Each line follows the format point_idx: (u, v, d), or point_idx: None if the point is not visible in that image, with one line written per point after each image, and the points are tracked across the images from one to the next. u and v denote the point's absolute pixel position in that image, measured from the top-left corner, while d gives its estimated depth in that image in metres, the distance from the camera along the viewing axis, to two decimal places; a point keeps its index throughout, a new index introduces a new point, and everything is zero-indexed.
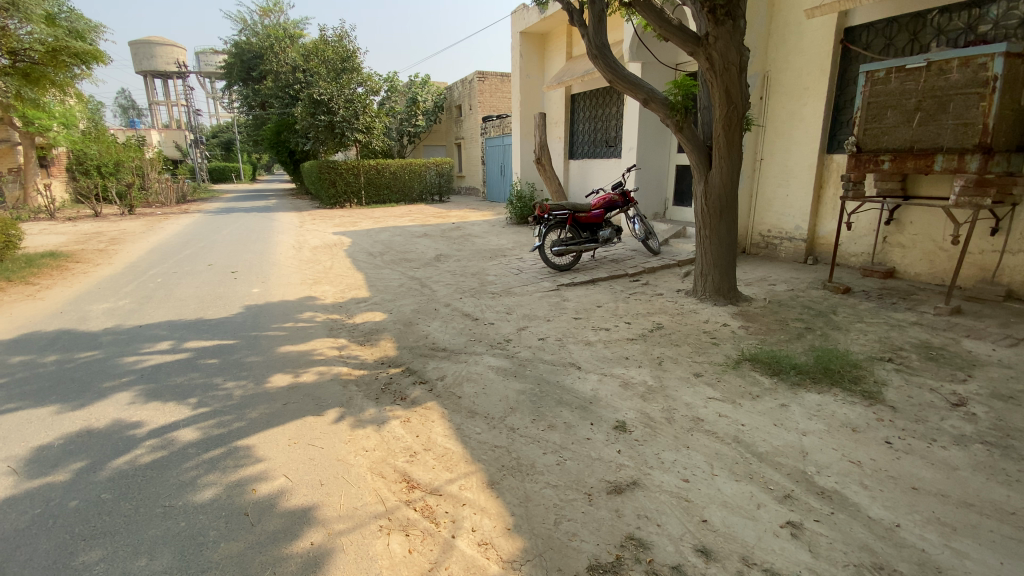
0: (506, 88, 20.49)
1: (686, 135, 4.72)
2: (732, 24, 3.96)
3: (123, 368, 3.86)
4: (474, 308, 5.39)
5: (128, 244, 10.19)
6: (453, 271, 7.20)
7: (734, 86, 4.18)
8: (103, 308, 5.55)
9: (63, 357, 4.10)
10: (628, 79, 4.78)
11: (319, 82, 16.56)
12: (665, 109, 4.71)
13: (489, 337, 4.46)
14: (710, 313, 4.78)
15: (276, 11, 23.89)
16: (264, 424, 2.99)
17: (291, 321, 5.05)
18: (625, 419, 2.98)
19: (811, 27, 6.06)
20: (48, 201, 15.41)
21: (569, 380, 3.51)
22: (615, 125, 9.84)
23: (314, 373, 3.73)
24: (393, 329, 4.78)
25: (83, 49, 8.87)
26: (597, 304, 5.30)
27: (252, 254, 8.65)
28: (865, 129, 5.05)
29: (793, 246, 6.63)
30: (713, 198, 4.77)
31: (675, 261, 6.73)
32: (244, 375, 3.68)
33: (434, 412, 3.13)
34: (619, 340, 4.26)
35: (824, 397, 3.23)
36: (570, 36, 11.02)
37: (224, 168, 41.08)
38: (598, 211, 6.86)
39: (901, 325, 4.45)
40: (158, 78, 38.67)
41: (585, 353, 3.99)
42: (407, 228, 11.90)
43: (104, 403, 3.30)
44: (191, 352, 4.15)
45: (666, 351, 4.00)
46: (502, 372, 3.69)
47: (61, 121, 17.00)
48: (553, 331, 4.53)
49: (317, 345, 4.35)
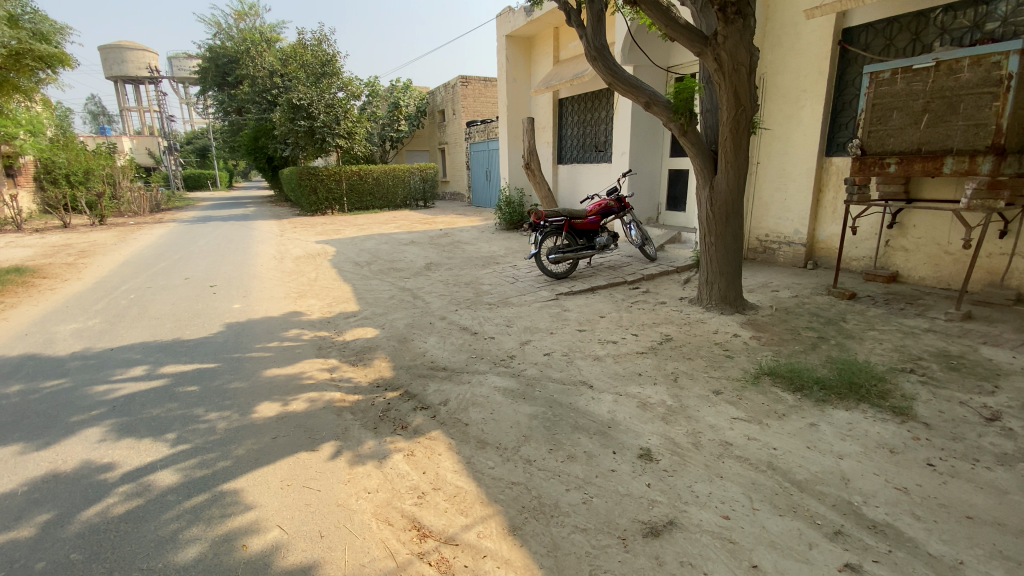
0: (490, 92, 20.28)
1: (690, 139, 4.52)
2: (743, 23, 3.79)
3: (94, 398, 3.51)
4: (471, 321, 5.13)
5: (98, 257, 9.67)
6: (445, 281, 6.93)
7: (744, 88, 4.01)
8: (71, 329, 5.14)
9: (25, 387, 3.72)
10: (628, 81, 4.58)
11: (298, 86, 16.15)
12: (668, 112, 4.50)
13: (491, 353, 4.21)
14: (719, 323, 4.60)
15: (251, 14, 23.34)
16: (253, 463, 2.69)
17: (276, 339, 4.72)
18: (649, 445, 2.76)
19: (808, 29, 5.99)
20: (14, 212, 14.72)
21: (582, 402, 3.27)
22: (605, 129, 9.68)
23: (305, 401, 3.42)
24: (388, 347, 4.49)
25: (49, 52, 8.30)
26: (599, 314, 5.07)
27: (232, 266, 8.26)
28: (871, 131, 5.05)
29: (792, 251, 6.51)
30: (719, 204, 4.58)
31: (673, 267, 6.56)
32: (228, 404, 3.36)
33: (440, 444, 2.86)
34: (628, 353, 4.03)
35: (854, 415, 3.08)
36: (557, 40, 10.84)
37: (199, 175, 40.14)
38: (594, 217, 6.66)
39: (915, 332, 4.33)
40: (130, 83, 37.67)
41: (595, 370, 3.76)
42: (393, 235, 11.57)
43: (72, 440, 2.95)
44: (168, 378, 3.80)
45: (680, 366, 3.77)
46: (509, 394, 3.43)
47: (27, 128, 16.30)
48: (558, 345, 4.29)
49: (306, 368, 4.04)
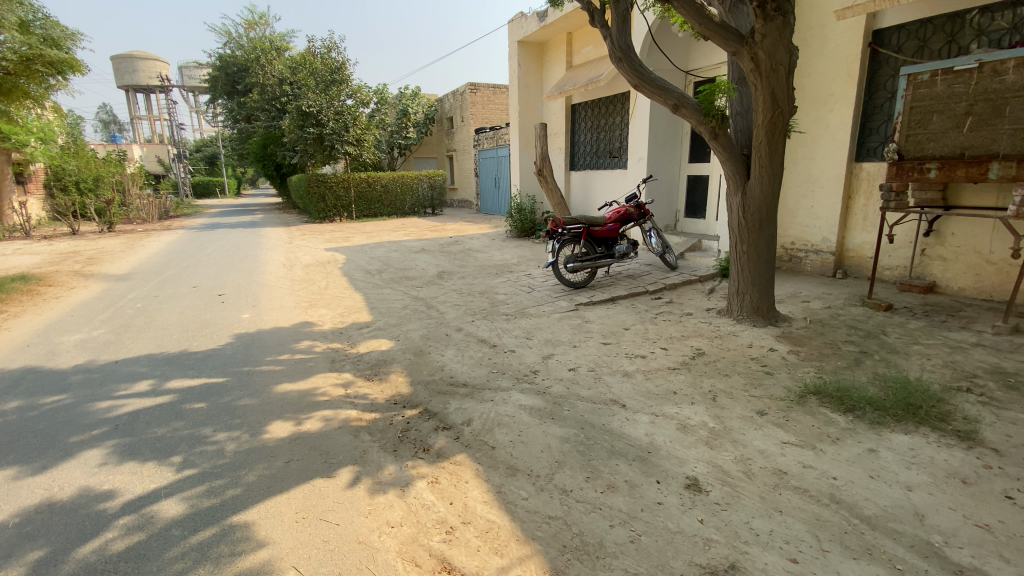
0: (499, 99, 20.18)
1: (721, 143, 4.30)
2: (783, 20, 3.58)
3: (96, 416, 3.31)
4: (489, 333, 4.90)
5: (105, 265, 9.57)
6: (458, 290, 6.72)
7: (782, 88, 3.79)
8: (75, 340, 4.97)
9: (24, 403, 3.53)
10: (656, 83, 4.38)
11: (307, 93, 16.09)
12: (698, 114, 4.27)
13: (513, 368, 3.97)
14: (752, 336, 4.35)
15: (261, 23, 23.43)
16: (264, 491, 2.47)
17: (287, 352, 4.51)
18: (697, 474, 2.53)
19: (837, 30, 5.78)
20: (23, 219, 14.71)
21: (617, 423, 3.03)
22: (619, 134, 9.47)
23: (319, 421, 3.20)
24: (404, 360, 4.28)
25: (59, 58, 8.19)
26: (623, 326, 4.83)
27: (241, 275, 8.09)
28: (908, 136, 4.81)
29: (820, 260, 6.26)
30: (752, 210, 4.34)
31: (696, 276, 6.31)
32: (237, 424, 3.15)
33: (467, 470, 2.63)
34: (659, 369, 3.78)
35: (914, 440, 2.84)
36: (570, 45, 10.68)
37: (208, 183, 40.36)
38: (613, 224, 6.43)
39: (963, 347, 4.07)
40: (140, 92, 38.09)
41: (626, 387, 3.51)
42: (403, 243, 11.39)
43: (71, 464, 2.75)
44: (175, 395, 3.60)
45: (718, 383, 3.52)
46: (536, 413, 3.19)
47: (38, 135, 16.37)
48: (583, 359, 4.05)
49: (319, 383, 3.83)
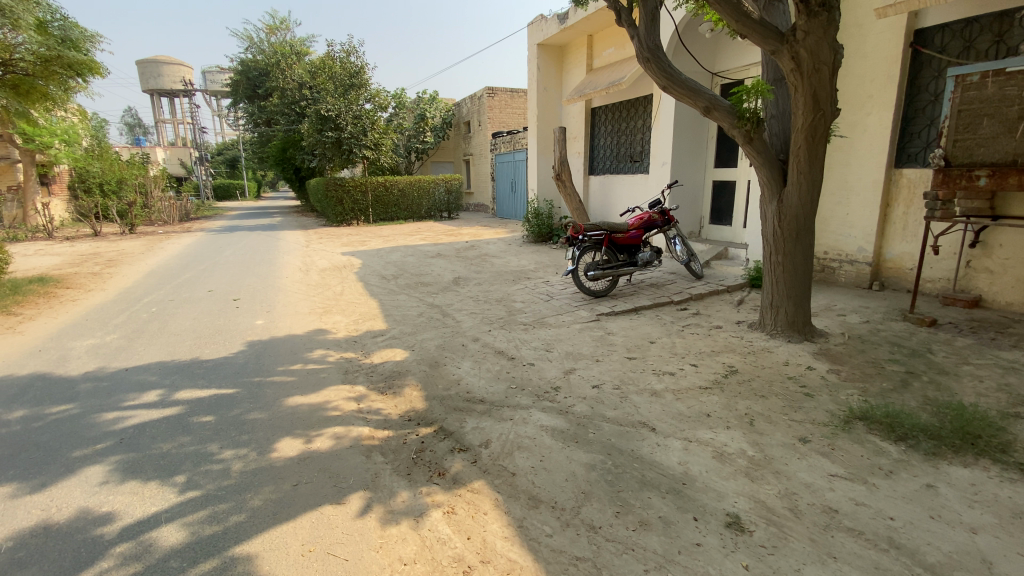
0: (517, 104, 20.06)
1: (756, 147, 4.06)
2: (828, 16, 3.34)
3: (101, 429, 3.19)
4: (507, 344, 4.71)
5: (124, 267, 9.59)
6: (475, 297, 6.55)
7: (825, 90, 3.54)
8: (88, 345, 4.90)
9: (31, 413, 3.43)
10: (686, 84, 4.16)
11: (326, 97, 16.14)
12: (732, 117, 4.04)
13: (533, 384, 3.76)
14: (788, 353, 4.09)
15: (283, 28, 23.67)
16: (269, 519, 2.30)
17: (299, 361, 4.38)
18: (738, 511, 2.30)
19: (875, 29, 5.51)
20: (47, 220, 14.98)
21: (646, 448, 2.82)
22: (641, 138, 9.24)
23: (330, 438, 3.03)
24: (419, 373, 4.11)
25: (75, 59, 8.25)
26: (649, 339, 4.60)
27: (256, 279, 8.03)
28: (956, 141, 4.53)
29: (855, 270, 5.96)
30: (789, 218, 4.09)
31: (723, 286, 6.05)
32: (245, 440, 3.00)
33: (485, 500, 2.43)
34: (689, 389, 3.54)
35: (975, 474, 2.58)
36: (590, 48, 10.50)
37: (229, 185, 40.99)
38: (636, 231, 6.20)
39: (1019, 368, 3.76)
40: (165, 97, 38.91)
41: (654, 409, 3.28)
42: (419, 247, 11.28)
43: (71, 482, 2.63)
44: (183, 406, 3.48)
45: (754, 406, 3.28)
46: (559, 435, 2.98)
47: (64, 138, 16.70)
48: (607, 375, 3.83)
49: (331, 396, 3.67)
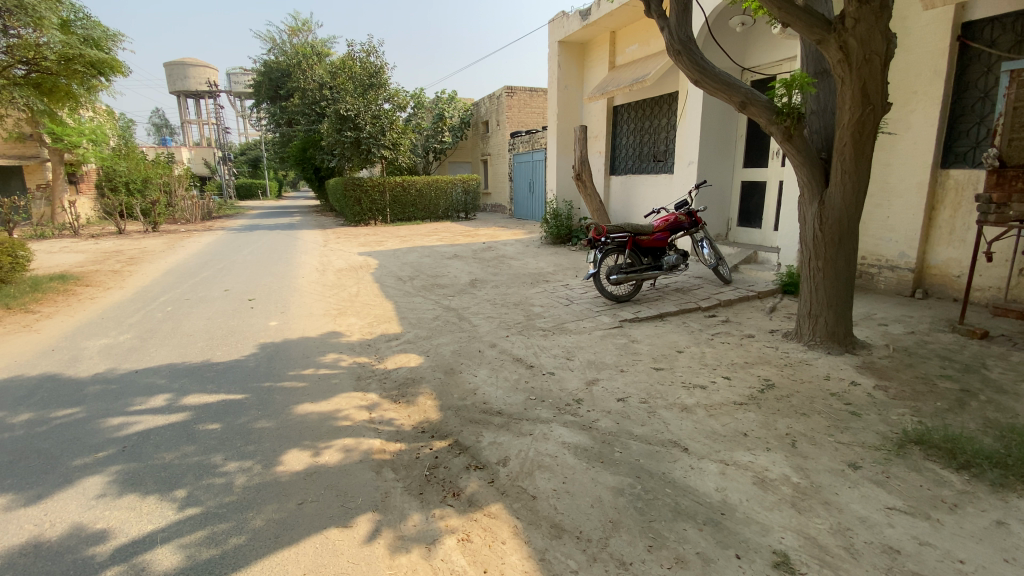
0: (536, 103, 19.82)
1: (796, 144, 3.79)
2: (881, 2, 3.06)
3: (104, 435, 3.08)
4: (525, 351, 4.49)
5: (145, 265, 9.64)
6: (493, 300, 6.35)
7: (876, 83, 3.26)
8: (100, 345, 4.84)
9: (36, 417, 3.34)
10: (720, 78, 3.90)
11: (345, 97, 16.13)
12: (769, 113, 3.78)
13: (553, 395, 3.54)
14: (828, 366, 3.82)
15: (305, 30, 23.85)
16: (270, 542, 2.13)
17: (311, 366, 4.23)
18: (787, 549, 2.06)
19: (920, 21, 5.17)
20: (72, 217, 15.25)
21: (679, 472, 2.59)
22: (665, 137, 8.94)
23: (338, 451, 2.86)
24: (433, 380, 3.92)
25: (97, 58, 8.30)
26: (676, 348, 4.35)
27: (272, 278, 7.96)
28: (1011, 140, 4.20)
29: (896, 277, 5.59)
30: (830, 221, 3.81)
31: (753, 292, 5.75)
32: (250, 452, 2.84)
33: (503, 527, 2.22)
34: (722, 405, 3.29)
35: None
36: (613, 45, 10.22)
37: (250, 185, 41.62)
38: (662, 233, 5.93)
39: None
40: (191, 99, 39.67)
41: (686, 426, 3.04)
42: (436, 248, 11.14)
43: (68, 495, 2.50)
44: (190, 412, 3.35)
45: (795, 426, 3.03)
46: (582, 454, 2.76)
47: (91, 138, 17.03)
48: (632, 388, 3.58)
49: (341, 404, 3.50)
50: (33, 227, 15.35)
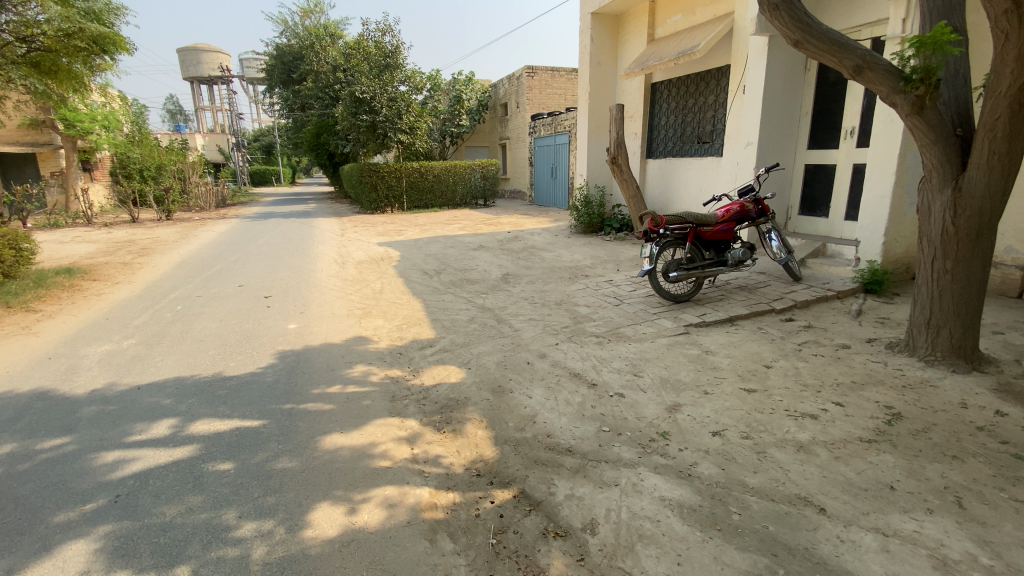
0: (557, 83, 18.91)
1: (927, 118, 3.10)
2: None
3: (95, 478, 2.53)
4: (582, 363, 3.88)
5: (157, 256, 9.17)
6: (531, 299, 5.74)
7: None
8: (102, 353, 4.32)
9: (18, 450, 2.82)
10: (828, 37, 3.17)
11: (360, 79, 15.43)
12: (892, 80, 3.10)
13: (631, 427, 2.91)
14: (960, 389, 3.15)
15: (317, 12, 23.06)
16: None
17: (338, 382, 3.65)
18: None
19: None
20: (86, 205, 14.90)
21: (828, 547, 1.97)
22: (711, 116, 8.17)
23: (379, 508, 2.28)
24: (481, 401, 3.33)
25: (99, 32, 7.66)
26: (763, 363, 3.69)
27: (289, 272, 7.41)
28: None
29: (1000, 274, 4.86)
30: (967, 212, 3.14)
31: (832, 291, 5.05)
32: (269, 507, 2.28)
33: None
34: (847, 443, 2.66)
35: None
36: (652, 16, 9.39)
37: (264, 172, 41.40)
38: (726, 224, 5.22)
39: None
40: (203, 85, 39.31)
41: (811, 475, 2.42)
42: (459, 237, 10.53)
43: (43, 570, 1.96)
44: (198, 446, 2.80)
45: (951, 475, 2.39)
46: (692, 517, 2.15)
47: (103, 124, 16.61)
48: (726, 418, 2.95)
49: (377, 435, 2.92)
50: (47, 216, 15.04)
